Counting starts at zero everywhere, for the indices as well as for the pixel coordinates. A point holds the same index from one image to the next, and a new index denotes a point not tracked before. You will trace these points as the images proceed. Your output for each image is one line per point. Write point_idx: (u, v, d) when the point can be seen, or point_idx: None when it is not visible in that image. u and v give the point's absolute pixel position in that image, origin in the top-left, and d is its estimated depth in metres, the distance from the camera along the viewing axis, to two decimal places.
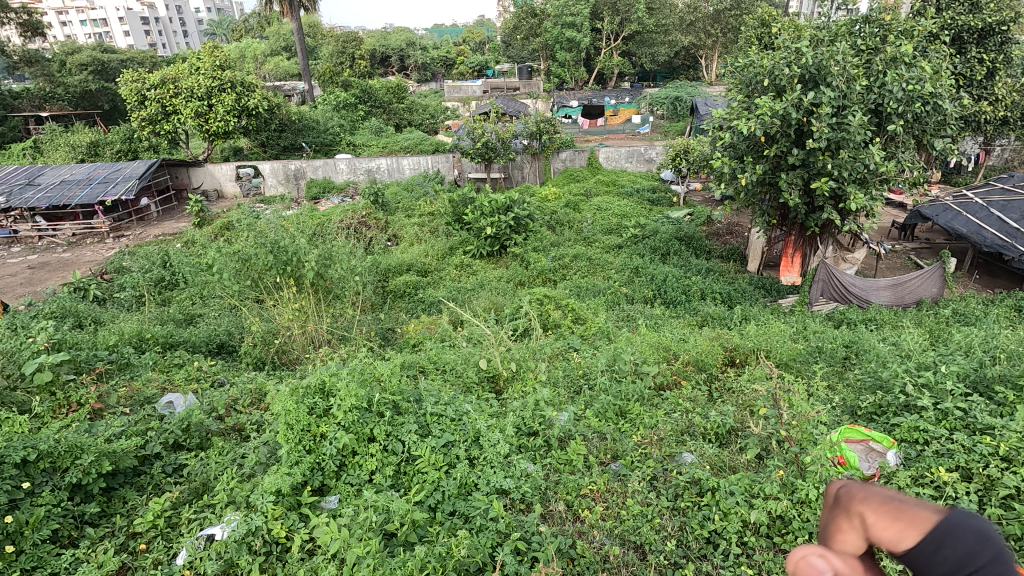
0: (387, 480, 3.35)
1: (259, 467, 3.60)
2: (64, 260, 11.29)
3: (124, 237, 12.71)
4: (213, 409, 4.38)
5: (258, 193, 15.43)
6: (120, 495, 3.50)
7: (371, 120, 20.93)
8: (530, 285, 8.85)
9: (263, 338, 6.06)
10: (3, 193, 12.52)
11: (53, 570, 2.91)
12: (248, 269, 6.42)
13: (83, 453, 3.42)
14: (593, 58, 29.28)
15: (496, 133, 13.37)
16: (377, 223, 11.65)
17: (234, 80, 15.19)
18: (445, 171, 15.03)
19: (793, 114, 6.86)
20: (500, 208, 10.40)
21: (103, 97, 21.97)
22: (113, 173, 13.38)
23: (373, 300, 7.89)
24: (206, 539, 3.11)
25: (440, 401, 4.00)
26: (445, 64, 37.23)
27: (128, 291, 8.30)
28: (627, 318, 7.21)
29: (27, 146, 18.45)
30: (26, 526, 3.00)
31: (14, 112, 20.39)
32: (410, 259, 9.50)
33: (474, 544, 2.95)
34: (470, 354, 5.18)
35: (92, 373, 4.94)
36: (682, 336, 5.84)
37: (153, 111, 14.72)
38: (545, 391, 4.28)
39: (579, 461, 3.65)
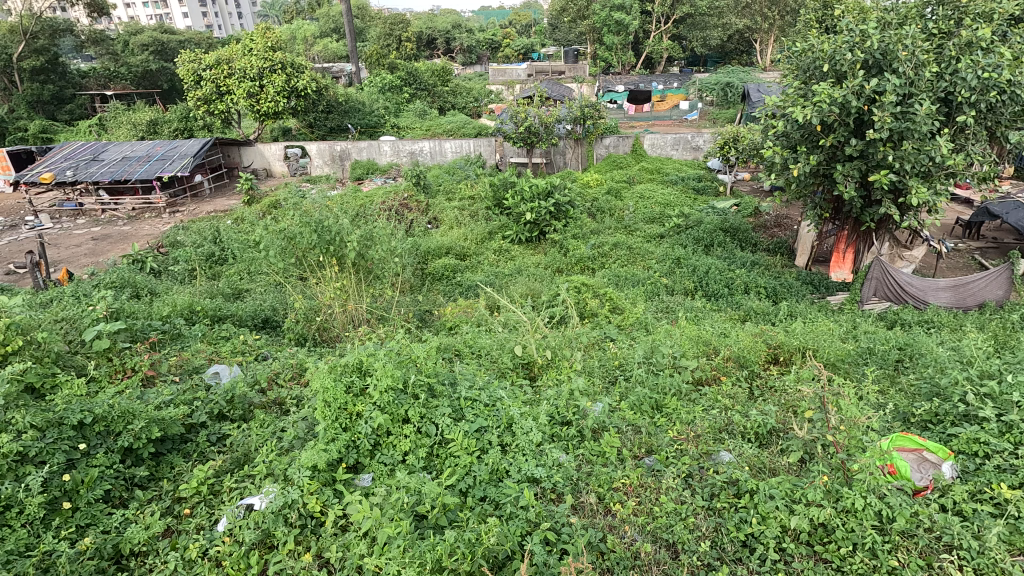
0: (420, 462, 3.38)
1: (297, 442, 3.68)
2: (124, 233, 11.88)
3: (179, 212, 13.21)
4: (256, 381, 4.54)
5: (305, 173, 15.82)
6: (167, 460, 3.66)
7: (416, 102, 21.07)
8: (569, 272, 8.76)
9: (306, 316, 6.31)
10: (71, 167, 13.27)
11: (105, 528, 3.07)
12: (293, 248, 6.57)
13: (134, 419, 3.58)
14: (642, 42, 28.77)
15: (539, 117, 13.20)
16: (419, 205, 11.75)
17: (285, 61, 15.51)
18: (486, 155, 14.94)
19: (853, 102, 6.49)
20: (540, 193, 10.33)
21: (162, 77, 22.81)
22: (170, 151, 13.92)
23: (412, 281, 7.98)
24: (245, 508, 3.23)
25: (474, 385, 4.01)
26: (490, 47, 36.98)
27: (182, 264, 8.67)
28: (666, 309, 7.06)
29: (93, 123, 19.41)
30: (82, 485, 3.18)
31: (82, 90, 21.53)
32: (450, 243, 9.57)
33: (504, 532, 2.94)
34: (506, 339, 5.19)
35: (146, 342, 5.19)
36: (723, 330, 5.66)
37: (207, 90, 15.22)
38: (580, 381, 4.23)
39: (612, 453, 3.59)
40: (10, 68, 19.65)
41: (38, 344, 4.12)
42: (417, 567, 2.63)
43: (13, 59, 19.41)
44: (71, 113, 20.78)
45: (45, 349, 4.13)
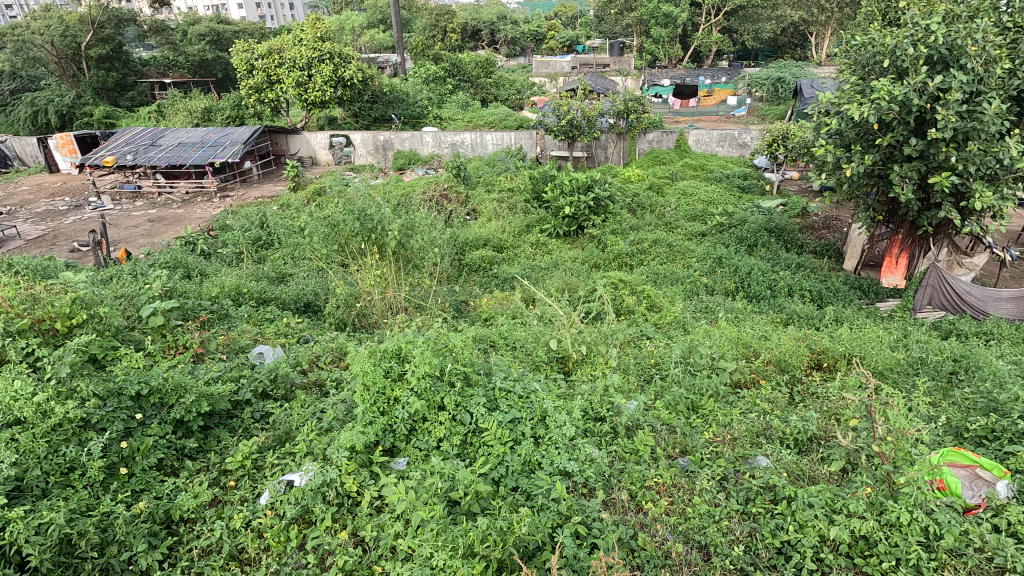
0: (454, 449, 3.43)
1: (336, 422, 3.79)
2: (178, 216, 12.40)
3: (229, 197, 13.71)
4: (298, 362, 4.69)
5: (349, 162, 16.15)
6: (214, 434, 3.83)
7: (459, 94, 21.19)
8: (605, 268, 8.68)
9: (346, 301, 6.40)
10: (131, 152, 13.93)
11: (157, 494, 3.25)
12: (336, 235, 6.73)
13: (186, 393, 3.77)
14: (690, 35, 28.13)
15: (582, 110, 13.08)
16: (458, 196, 11.85)
17: (333, 51, 15.82)
18: (527, 147, 14.89)
19: (914, 100, 6.19)
20: (580, 187, 10.25)
21: (217, 66, 23.65)
22: (222, 137, 14.44)
23: (449, 271, 8.05)
24: (286, 484, 3.35)
25: (509, 377, 4.05)
26: (535, 39, 36.74)
27: (230, 248, 9.01)
28: (705, 309, 6.92)
29: (152, 109, 20.31)
30: (138, 453, 3.37)
31: (143, 78, 22.70)
32: (487, 234, 9.62)
33: (536, 522, 2.97)
34: (541, 333, 5.20)
35: (197, 321, 5.43)
36: (764, 333, 5.52)
37: (259, 80, 15.75)
38: (615, 377, 4.21)
39: (646, 452, 3.57)
40: (78, 57, 20.76)
41: (100, 317, 4.35)
42: (449, 552, 2.68)
43: (81, 47, 20.50)
44: (132, 100, 21.83)
45: (106, 323, 4.36)
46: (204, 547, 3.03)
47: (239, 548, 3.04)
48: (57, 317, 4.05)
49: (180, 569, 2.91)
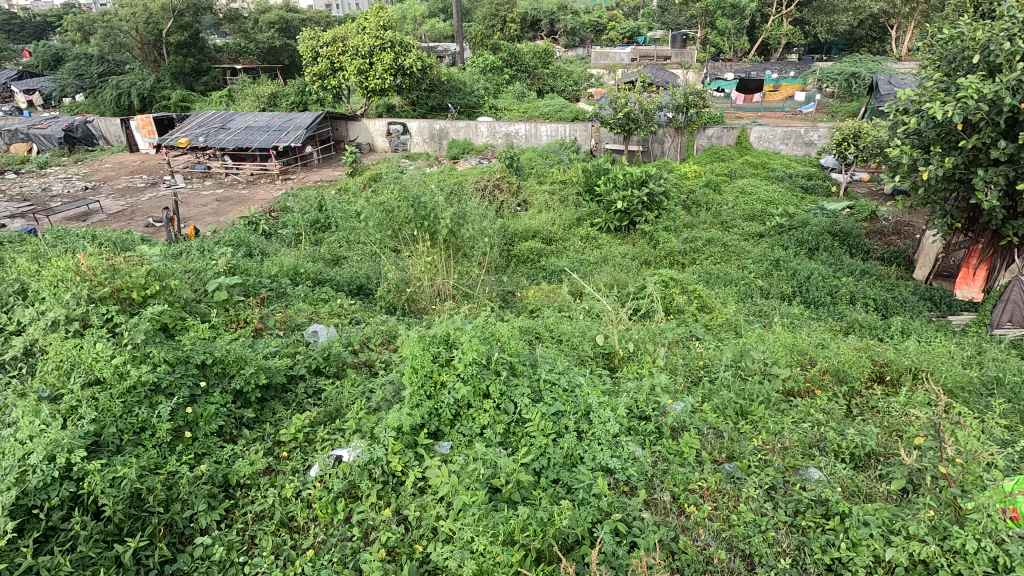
0: (497, 437, 3.46)
1: (384, 403, 3.89)
2: (242, 196, 13.00)
3: (290, 180, 14.26)
4: (349, 342, 4.84)
5: (405, 149, 16.47)
6: (270, 406, 4.01)
7: (515, 84, 21.17)
8: (656, 265, 8.51)
9: (397, 286, 6.57)
10: (203, 134, 14.68)
11: (217, 459, 3.44)
12: (390, 221, 6.84)
13: (246, 364, 3.98)
14: (758, 27, 27.06)
15: (639, 103, 12.77)
16: (510, 187, 11.87)
17: (395, 39, 16.08)
18: (582, 140, 14.71)
19: (1006, 99, 5.70)
20: (634, 182, 10.07)
21: (284, 53, 24.52)
22: (286, 122, 14.99)
23: (498, 262, 8.08)
24: (335, 458, 3.47)
25: (554, 369, 4.05)
26: (595, 30, 36.11)
27: (290, 229, 9.37)
28: (759, 312, 6.70)
29: (224, 94, 21.30)
30: (201, 418, 3.58)
31: (216, 64, 23.94)
32: (537, 226, 9.62)
33: (576, 515, 2.96)
34: (588, 328, 5.17)
35: (257, 297, 5.70)
36: (822, 341, 5.28)
37: (323, 67, 16.21)
38: (663, 377, 4.13)
39: (690, 454, 3.50)
40: (159, 43, 22.03)
41: (171, 289, 4.62)
42: (489, 538, 2.71)
43: (162, 34, 21.73)
44: (206, 85, 23.05)
45: (175, 295, 4.63)
46: (257, 512, 3.19)
47: (289, 516, 3.18)
48: (133, 287, 4.33)
49: (235, 531, 3.08)
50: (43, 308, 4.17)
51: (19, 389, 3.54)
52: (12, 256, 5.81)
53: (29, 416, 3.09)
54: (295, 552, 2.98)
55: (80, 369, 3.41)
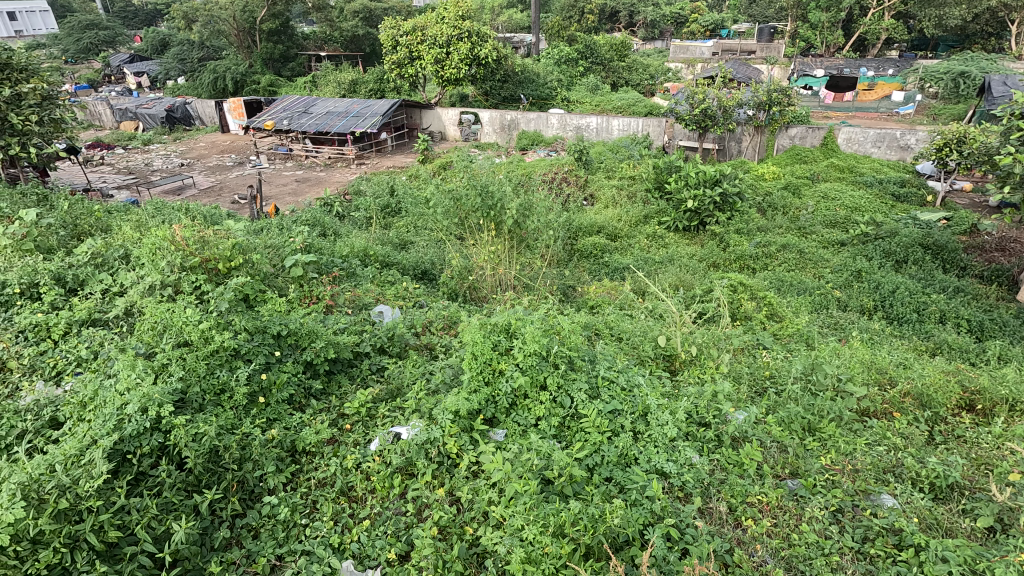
0: (552, 430, 3.46)
1: (443, 385, 3.99)
2: (320, 178, 13.64)
3: (364, 164, 14.80)
4: (412, 325, 4.99)
5: (475, 139, 16.69)
6: (336, 379, 4.20)
7: (590, 76, 20.85)
8: (724, 268, 8.19)
9: (460, 273, 6.70)
10: (287, 118, 15.46)
11: (286, 425, 3.64)
12: (458, 209, 6.92)
13: (317, 338, 4.20)
14: (855, 21, 25.29)
15: (718, 100, 12.26)
16: (577, 180, 11.78)
17: (472, 30, 16.23)
18: (654, 135, 14.32)
19: None
20: (706, 181, 9.75)
21: (366, 41, 25.29)
22: (364, 109, 15.52)
23: (560, 256, 8.06)
24: (394, 435, 3.60)
25: (613, 367, 4.01)
26: (675, 22, 34.95)
27: (362, 212, 9.72)
28: (835, 325, 6.33)
29: (308, 80, 22.29)
30: (274, 385, 3.81)
31: (303, 51, 25.09)
32: (603, 222, 9.49)
33: (628, 515, 2.92)
34: (649, 328, 5.07)
35: (329, 275, 5.98)
36: (904, 360, 4.92)
37: (402, 55, 16.64)
38: (726, 384, 3.98)
39: (751, 466, 3.37)
40: (253, 30, 23.34)
41: (253, 263, 4.93)
42: (539, 528, 2.73)
43: (256, 22, 23.04)
44: (293, 71, 24.24)
45: (256, 268, 4.94)
46: (320, 479, 3.35)
47: (349, 486, 3.32)
48: (220, 259, 4.66)
49: (300, 494, 3.26)
50: (143, 272, 4.56)
51: (119, 345, 3.89)
52: (119, 224, 6.39)
53: (127, 369, 3.38)
54: (352, 520, 3.12)
55: (171, 331, 3.71)
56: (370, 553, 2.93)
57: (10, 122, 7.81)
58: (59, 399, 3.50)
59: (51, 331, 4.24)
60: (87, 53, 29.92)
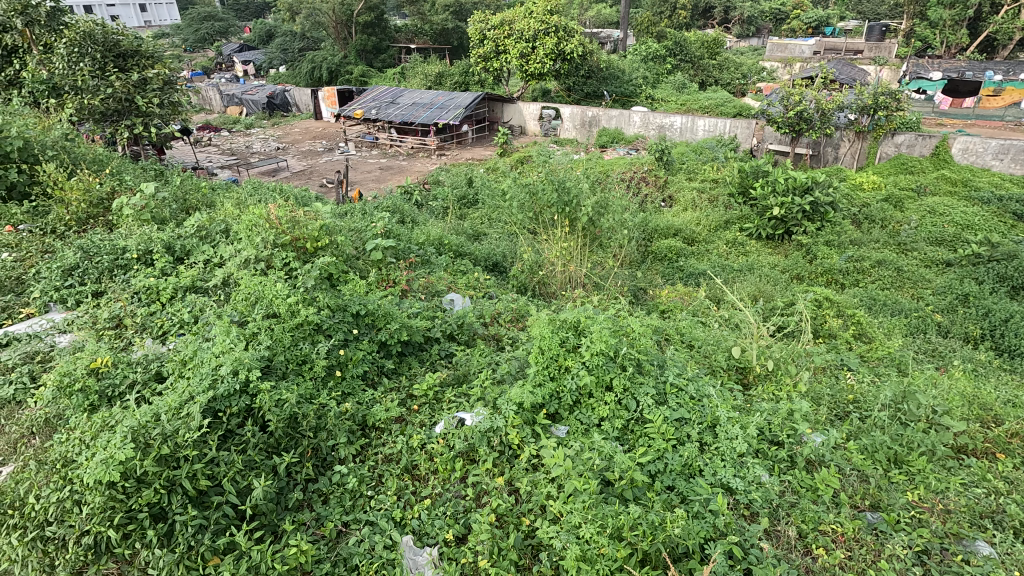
0: (615, 432, 3.42)
1: (508, 376, 4.04)
2: (402, 167, 14.12)
3: (445, 155, 15.14)
4: (481, 315, 5.08)
5: (555, 134, 16.65)
6: (407, 360, 4.37)
7: (677, 74, 20.18)
8: (809, 281, 7.72)
9: (531, 267, 6.72)
10: (376, 107, 16.11)
11: (359, 399, 3.83)
12: (534, 203, 6.93)
13: (392, 320, 4.38)
14: (985, 19, 22.88)
15: (817, 102, 11.50)
16: (657, 180, 11.48)
17: (559, 24, 16.15)
18: (742, 138, 13.72)
19: None
20: (797, 189, 9.21)
21: (454, 35, 25.80)
22: (448, 101, 15.88)
23: (633, 257, 7.90)
24: (458, 420, 3.68)
25: (683, 374, 3.89)
26: (775, 18, 33.01)
27: (440, 202, 9.98)
28: (933, 352, 5.79)
29: (397, 71, 23.06)
30: (350, 361, 4.01)
31: (394, 43, 25.97)
32: (680, 224, 9.21)
33: (689, 526, 2.84)
34: (723, 338, 4.88)
35: (406, 261, 6.19)
36: (1013, 398, 4.43)
37: (488, 49, 16.85)
38: (804, 404, 3.76)
39: (826, 492, 3.17)
40: (350, 22, 24.39)
41: (337, 245, 5.19)
42: (597, 527, 2.71)
43: (353, 14, 24.11)
44: (384, 62, 25.16)
45: (340, 250, 5.20)
46: (387, 455, 3.50)
47: (413, 464, 3.44)
48: (308, 239, 4.95)
49: (368, 466, 3.42)
50: (240, 246, 4.92)
51: (216, 311, 4.24)
52: (222, 200, 6.94)
53: (223, 334, 3.66)
54: (414, 497, 3.24)
55: (263, 302, 3.99)
56: (429, 532, 3.03)
57: (136, 104, 8.62)
58: (164, 356, 3.87)
59: (160, 294, 4.69)
60: (204, 42, 32.54)
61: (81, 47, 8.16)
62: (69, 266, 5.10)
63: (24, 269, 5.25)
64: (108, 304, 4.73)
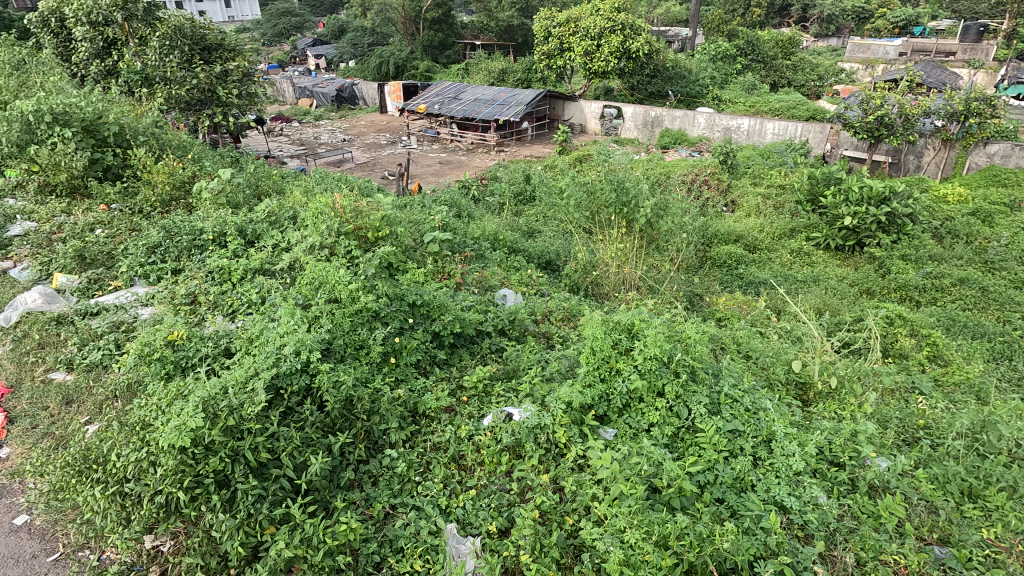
0: (664, 438, 3.35)
1: (558, 375, 4.03)
2: (461, 162, 14.32)
3: (503, 152, 15.23)
4: (533, 312, 5.09)
5: (615, 134, 16.40)
6: (458, 352, 4.44)
7: (748, 74, 19.45)
8: (880, 297, 7.29)
9: (584, 267, 6.66)
10: (439, 102, 16.41)
11: (410, 386, 3.92)
12: (591, 202, 6.87)
13: (446, 312, 4.46)
14: None
15: (900, 106, 10.81)
16: (719, 184, 11.13)
17: (626, 22, 15.92)
18: (814, 142, 13.11)
19: None
20: (871, 198, 8.71)
21: (519, 32, 25.82)
22: (510, 98, 15.97)
23: (691, 262, 7.70)
24: (506, 415, 3.70)
25: (738, 386, 3.76)
26: (858, 17, 31.12)
27: (496, 198, 10.06)
28: (1018, 380, 5.34)
29: (461, 67, 23.35)
30: (404, 349, 4.12)
31: (460, 39, 26.33)
32: (742, 231, 8.90)
33: (739, 542, 2.76)
34: (783, 350, 4.68)
35: (461, 255, 6.29)
36: None
37: (553, 46, 16.87)
38: (870, 425, 3.56)
39: (889, 520, 3.00)
40: (418, 18, 24.99)
41: (397, 235, 5.34)
42: (642, 533, 2.68)
43: (421, 11, 24.69)
44: (449, 58, 25.55)
45: (399, 240, 5.34)
46: (435, 443, 3.56)
47: (460, 454, 3.50)
48: (370, 228, 5.12)
49: (417, 452, 3.50)
50: (307, 233, 5.14)
51: (282, 294, 4.45)
52: (291, 188, 7.27)
53: (288, 316, 3.84)
54: (460, 487, 3.29)
55: (326, 288, 4.16)
56: (473, 522, 3.08)
57: (217, 95, 9.15)
58: (232, 333, 4.10)
59: (232, 275, 4.97)
60: (281, 36, 34.08)
61: (172, 39, 8.69)
62: (153, 244, 5.48)
63: (114, 244, 5.68)
64: (185, 281, 5.05)
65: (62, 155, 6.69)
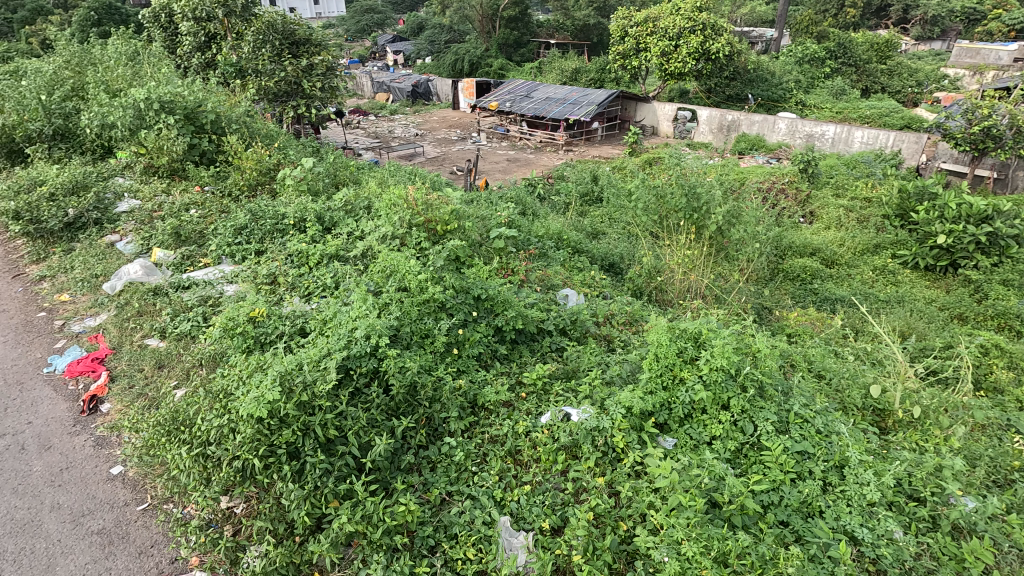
0: (727, 453, 3.24)
1: (618, 379, 3.98)
2: (528, 160, 14.37)
3: (572, 151, 15.15)
4: (595, 313, 5.05)
5: (688, 137, 15.93)
6: (519, 348, 4.48)
7: (836, 79, 18.35)
8: (974, 323, 6.70)
9: (649, 272, 6.52)
10: (510, 100, 16.52)
11: (471, 377, 3.99)
12: (660, 206, 6.72)
13: (509, 308, 4.51)
14: None
15: (1011, 117, 9.86)
16: (797, 194, 10.60)
17: (707, 22, 15.41)
18: (907, 153, 12.20)
19: None
20: (971, 216, 8.02)
21: (595, 31, 25.57)
22: (582, 97, 15.85)
23: (762, 273, 7.38)
24: (564, 414, 3.68)
25: (810, 405, 3.58)
26: (967, 19, 28.57)
27: (562, 197, 10.03)
28: None
29: (534, 65, 23.40)
30: (466, 341, 4.19)
31: (534, 38, 26.37)
32: (820, 244, 8.43)
33: (804, 568, 2.64)
34: (861, 373, 4.40)
35: (525, 252, 6.32)
36: None
37: (628, 47, 16.52)
38: (957, 461, 3.29)
39: (975, 565, 2.77)
40: (495, 17, 25.54)
41: (464, 230, 5.44)
42: (700, 548, 2.62)
43: (499, 9, 25.22)
44: (522, 56, 25.66)
45: (466, 235, 5.43)
46: (493, 436, 3.61)
47: (516, 449, 3.53)
48: (439, 222, 5.25)
49: (474, 443, 3.56)
50: (379, 223, 5.33)
51: (354, 280, 4.63)
52: (366, 179, 7.56)
53: (360, 301, 4.01)
54: (515, 481, 3.32)
55: (396, 276, 4.30)
56: (526, 517, 3.10)
57: (302, 87, 9.63)
58: (307, 314, 4.32)
59: (309, 259, 5.22)
60: (362, 33, 35.53)
61: (265, 35, 9.23)
62: (239, 226, 5.86)
63: (205, 225, 6.11)
64: (267, 262, 5.37)
65: (166, 140, 7.27)
